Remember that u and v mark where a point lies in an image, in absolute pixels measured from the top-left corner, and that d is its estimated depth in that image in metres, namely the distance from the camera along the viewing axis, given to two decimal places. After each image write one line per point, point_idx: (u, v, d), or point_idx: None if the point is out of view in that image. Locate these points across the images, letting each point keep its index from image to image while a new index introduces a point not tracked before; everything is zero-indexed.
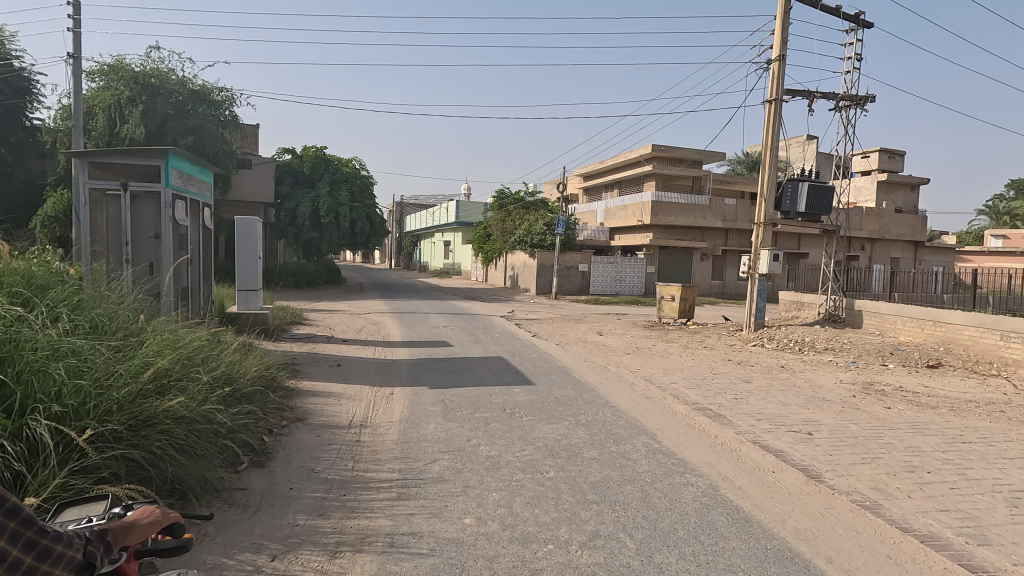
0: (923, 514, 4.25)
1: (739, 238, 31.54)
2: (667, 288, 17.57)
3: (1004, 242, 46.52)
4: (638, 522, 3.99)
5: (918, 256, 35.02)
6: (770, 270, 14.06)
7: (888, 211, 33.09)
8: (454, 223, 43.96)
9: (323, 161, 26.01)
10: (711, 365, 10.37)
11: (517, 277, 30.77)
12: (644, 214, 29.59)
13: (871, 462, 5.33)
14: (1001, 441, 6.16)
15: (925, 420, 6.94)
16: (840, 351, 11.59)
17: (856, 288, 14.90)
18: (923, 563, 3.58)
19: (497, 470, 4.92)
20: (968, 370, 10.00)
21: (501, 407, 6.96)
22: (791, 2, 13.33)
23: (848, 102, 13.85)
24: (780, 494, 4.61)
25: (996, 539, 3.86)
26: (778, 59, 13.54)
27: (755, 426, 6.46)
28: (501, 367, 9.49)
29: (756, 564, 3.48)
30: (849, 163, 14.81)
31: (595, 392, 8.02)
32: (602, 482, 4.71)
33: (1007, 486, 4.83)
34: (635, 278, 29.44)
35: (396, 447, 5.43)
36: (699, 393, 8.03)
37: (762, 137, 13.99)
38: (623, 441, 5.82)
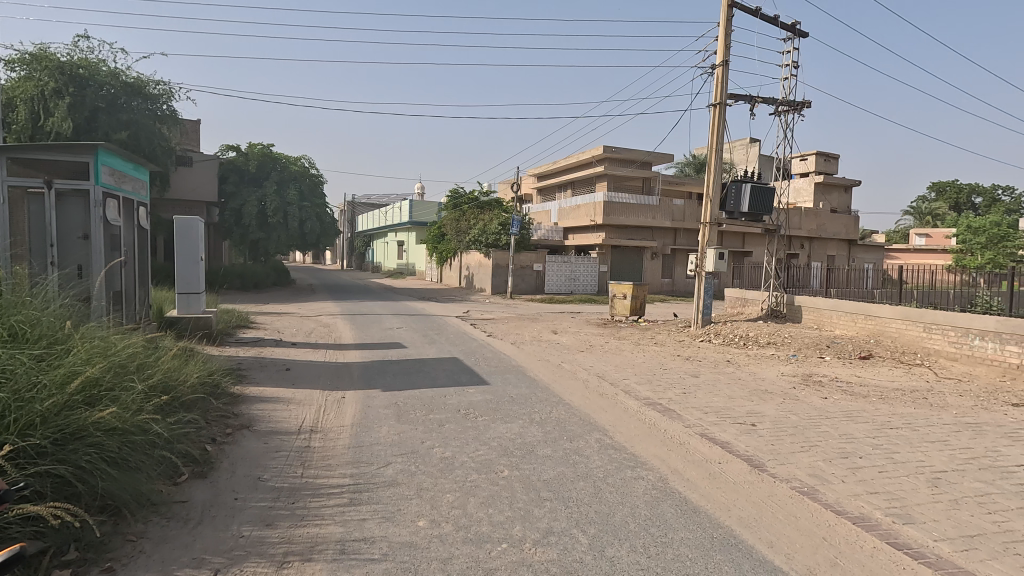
0: (855, 497, 4.51)
1: (688, 238, 32.55)
2: (619, 287, 17.91)
3: (927, 240, 49.79)
4: (591, 517, 4.06)
5: (852, 254, 37.06)
6: (715, 268, 14.58)
7: (824, 211, 34.90)
8: (408, 223, 43.40)
9: (269, 159, 25.19)
10: (661, 361, 10.64)
11: (472, 278, 30.67)
12: (596, 214, 30.02)
13: (808, 449, 5.61)
14: (924, 425, 6.62)
15: (857, 408, 7.37)
16: (781, 345, 12.13)
17: (795, 285, 15.65)
18: (854, 542, 3.81)
19: (451, 472, 4.89)
20: (896, 360, 10.67)
21: (455, 407, 6.93)
22: (733, 11, 13.86)
23: (786, 108, 14.53)
24: (726, 484, 4.78)
25: (920, 518, 4.14)
26: (721, 64, 14.04)
27: (702, 419, 6.68)
28: (456, 368, 9.44)
29: (702, 553, 3.61)
30: (788, 165, 15.52)
31: (549, 390, 8.10)
32: (555, 479, 4.76)
33: (929, 468, 5.19)
34: (588, 277, 29.90)
35: (347, 451, 5.31)
36: (649, 389, 8.22)
37: (707, 140, 14.47)
38: (576, 438, 5.91)
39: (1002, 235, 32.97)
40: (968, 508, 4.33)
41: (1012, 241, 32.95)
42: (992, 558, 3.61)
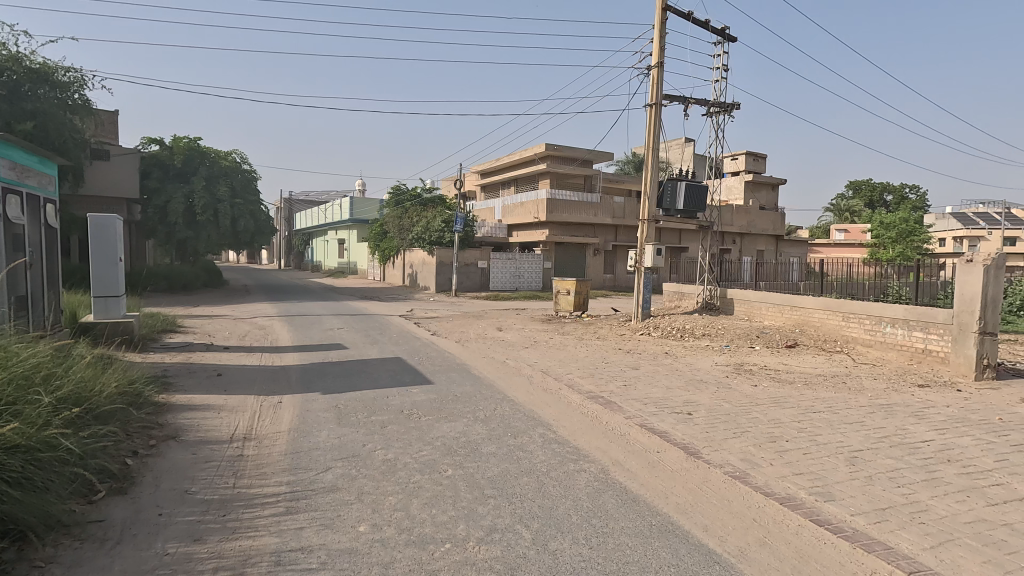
0: (782, 478, 4.78)
1: (628, 234, 33.42)
2: (562, 283, 18.15)
3: (846, 236, 53.32)
4: (534, 511, 4.09)
5: (780, 249, 39.22)
6: (653, 264, 15.03)
7: (754, 208, 36.72)
8: (348, 221, 42.23)
9: (197, 153, 23.77)
10: (603, 355, 10.88)
11: (415, 276, 30.25)
12: (539, 211, 30.24)
13: (740, 435, 5.89)
14: (843, 408, 7.10)
15: (784, 394, 7.81)
16: (715, 336, 12.69)
17: (728, 279, 16.38)
18: (781, 521, 4.03)
19: (394, 473, 4.80)
20: (818, 348, 11.39)
21: (398, 408, 6.81)
22: (667, 14, 14.29)
23: (717, 109, 15.16)
24: (664, 472, 4.94)
25: (839, 495, 4.44)
26: (656, 65, 14.46)
27: (641, 410, 6.88)
28: (399, 368, 9.28)
29: (642, 540, 3.71)
30: (720, 164, 16.18)
31: (493, 387, 8.10)
32: (499, 476, 4.76)
33: (848, 448, 5.57)
34: (533, 274, 30.15)
35: (284, 458, 5.11)
36: (591, 383, 8.40)
37: (644, 139, 14.88)
38: (520, 434, 5.94)
39: (910, 230, 35.81)
40: (880, 483, 4.68)
41: (919, 236, 35.84)
42: (902, 528, 3.90)
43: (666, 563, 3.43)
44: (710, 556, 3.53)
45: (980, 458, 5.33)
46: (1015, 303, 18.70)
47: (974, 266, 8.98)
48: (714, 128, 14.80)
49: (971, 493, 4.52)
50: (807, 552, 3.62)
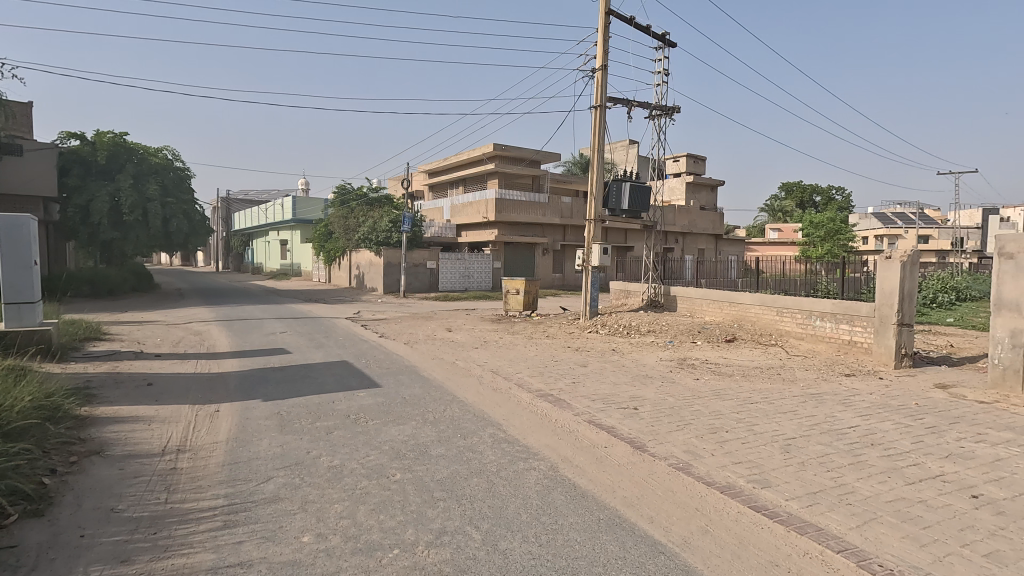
0: (723, 468, 4.97)
1: (575, 234, 33.95)
2: (512, 282, 18.20)
3: (779, 234, 56.19)
4: (484, 512, 4.07)
5: (719, 247, 40.88)
6: (600, 263, 15.31)
7: (695, 209, 38.10)
8: (290, 221, 40.80)
9: (123, 149, 22.30)
10: (553, 353, 11.00)
11: (362, 277, 29.59)
12: (488, 211, 30.21)
13: (683, 428, 6.09)
14: (777, 398, 7.48)
15: (724, 386, 8.14)
16: (660, 332, 13.08)
17: (671, 277, 16.89)
18: (721, 509, 4.19)
19: (340, 480, 4.66)
20: (755, 342, 11.95)
21: (344, 413, 6.63)
22: (610, 18, 14.60)
23: (659, 112, 15.62)
24: (612, 467, 5.03)
25: (774, 481, 4.66)
26: (601, 68, 14.75)
27: (589, 406, 6.99)
28: (345, 372, 9.05)
29: (590, 535, 3.76)
30: (662, 165, 16.66)
31: (443, 389, 8.02)
32: (448, 478, 4.72)
33: (782, 435, 5.87)
34: (482, 274, 30.12)
35: (222, 470, 4.87)
36: (541, 381, 8.47)
37: (590, 140, 15.15)
38: (470, 435, 5.91)
39: (837, 229, 38.17)
40: (812, 468, 4.94)
41: (844, 235, 38.23)
42: (831, 509, 4.14)
43: (613, 556, 3.50)
44: (656, 547, 3.63)
45: (898, 440, 5.74)
46: (928, 296, 20.27)
47: (892, 263, 9.64)
48: (656, 130, 15.24)
49: (891, 473, 4.85)
50: (746, 538, 3.77)
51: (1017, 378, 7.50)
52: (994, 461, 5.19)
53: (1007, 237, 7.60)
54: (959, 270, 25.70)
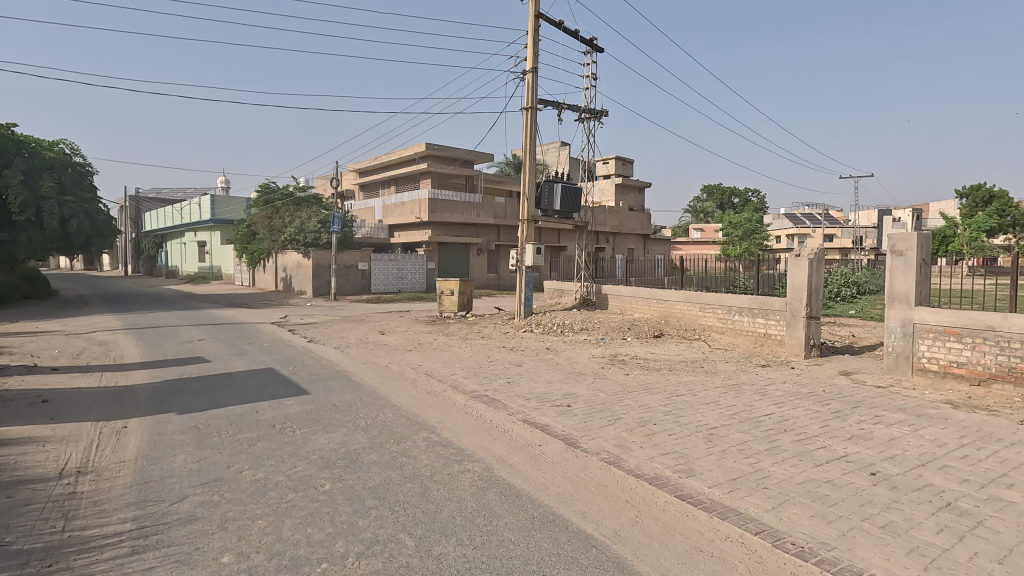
0: (651, 459, 5.14)
1: (509, 234, 34.16)
2: (446, 283, 18.04)
3: (702, 234, 59.08)
4: (417, 518, 3.99)
5: (648, 247, 42.45)
6: (533, 262, 15.47)
7: (624, 209, 39.36)
8: (209, 221, 38.46)
9: (11, 142, 20.10)
10: (487, 354, 11.00)
11: (289, 280, 28.37)
12: (421, 211, 29.78)
13: (614, 423, 6.26)
14: (701, 390, 7.86)
15: (652, 381, 8.46)
16: (592, 330, 13.41)
17: (603, 275, 17.35)
18: (650, 500, 4.34)
19: (264, 495, 4.42)
20: (680, 337, 12.51)
21: (268, 423, 6.31)
22: (539, 21, 14.78)
23: (588, 115, 15.99)
24: (545, 465, 5.08)
25: (698, 470, 4.88)
26: (531, 71, 14.90)
27: (524, 405, 7.04)
28: (270, 379, 8.63)
29: (525, 534, 3.78)
30: (592, 167, 17.06)
31: (375, 393, 7.82)
32: (381, 485, 4.60)
33: (705, 426, 6.16)
34: (416, 275, 29.69)
35: (129, 492, 4.49)
36: (475, 382, 8.45)
37: (522, 141, 15.28)
38: (403, 439, 5.79)
39: (754, 229, 40.52)
40: (732, 456, 5.22)
41: (760, 234, 40.79)
42: (750, 494, 4.38)
43: (546, 553, 3.53)
44: (588, 541, 3.70)
45: (809, 425, 6.18)
46: (833, 290, 22.00)
47: (801, 260, 10.38)
48: (586, 133, 15.60)
49: (802, 457, 5.21)
50: (672, 527, 3.92)
51: (908, 363, 8.27)
52: (889, 440, 5.70)
53: (898, 235, 8.36)
54: (859, 265, 28.03)
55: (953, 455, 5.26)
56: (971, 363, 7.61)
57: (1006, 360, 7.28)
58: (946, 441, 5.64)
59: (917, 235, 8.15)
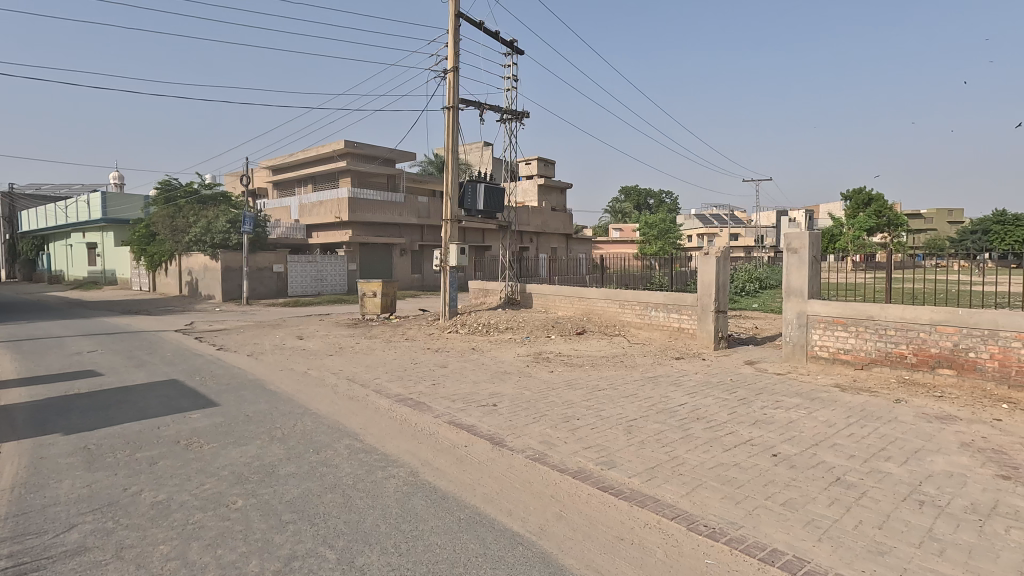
0: (575, 454, 5.28)
1: (433, 234, 33.79)
2: (368, 285, 17.56)
3: (621, 233, 61.41)
4: (339, 530, 3.85)
5: (570, 246, 43.53)
6: (458, 263, 15.38)
7: (547, 209, 40.10)
8: (100, 221, 35.04)
9: None
10: (412, 356, 10.82)
11: (195, 284, 26.45)
12: (340, 211, 28.75)
13: (539, 420, 6.36)
14: (621, 384, 8.16)
15: (575, 377, 8.67)
16: (517, 329, 13.54)
17: (526, 274, 17.56)
18: (574, 494, 4.44)
19: (167, 518, 4.08)
20: (602, 333, 12.93)
21: (172, 440, 5.84)
22: (460, 21, 14.72)
23: (510, 116, 16.13)
24: (471, 466, 5.07)
25: (619, 461, 5.06)
26: (452, 70, 14.81)
27: (450, 407, 6.99)
28: (174, 392, 7.99)
29: (452, 536, 3.75)
30: (514, 168, 17.23)
31: (292, 401, 7.46)
32: (299, 498, 4.39)
33: (625, 418, 6.39)
34: (336, 276, 28.67)
35: (4, 526, 3.99)
36: (400, 385, 8.27)
37: (444, 141, 15.14)
38: (323, 448, 5.57)
39: (667, 229, 42.83)
40: (650, 445, 5.46)
41: (673, 233, 43.03)
42: (666, 481, 4.61)
43: (473, 554, 3.52)
44: (514, 539, 3.73)
45: (718, 413, 6.59)
46: (738, 285, 23.60)
47: (710, 258, 11.02)
48: (508, 134, 15.70)
49: (713, 443, 5.55)
50: (595, 518, 4.04)
51: (803, 351, 9.04)
52: (788, 423, 6.20)
53: (793, 234, 9.10)
54: (762, 262, 30.28)
55: (842, 434, 5.81)
56: (855, 349, 8.43)
57: (883, 345, 8.13)
58: (835, 421, 6.22)
59: (809, 234, 8.91)
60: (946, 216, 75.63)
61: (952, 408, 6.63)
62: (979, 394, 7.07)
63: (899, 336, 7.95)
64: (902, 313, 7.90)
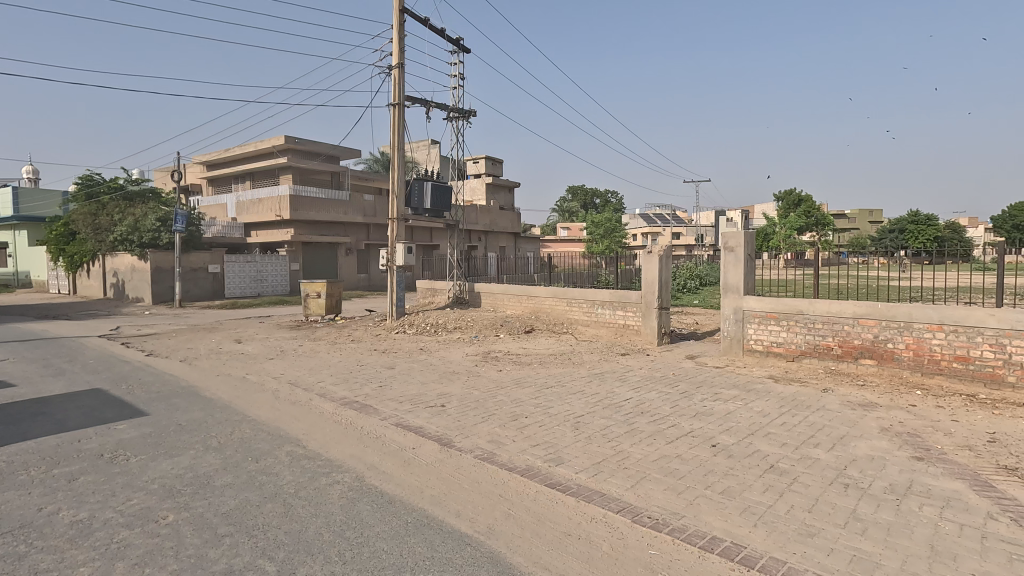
0: (523, 452, 5.30)
1: (379, 232, 33.13)
2: (311, 285, 17.01)
3: (568, 232, 62.36)
4: (279, 540, 3.70)
5: (519, 245, 43.75)
6: (404, 262, 15.13)
7: (495, 208, 40.11)
8: (10, 219, 32.27)
9: None
10: (358, 358, 10.57)
11: (121, 286, 24.82)
12: (281, 208, 27.69)
13: (488, 419, 6.34)
14: (568, 381, 8.27)
15: (523, 375, 8.73)
16: (465, 328, 13.48)
17: (475, 273, 17.50)
18: (522, 492, 4.45)
19: (87, 537, 3.80)
20: (550, 331, 13.06)
21: (95, 453, 5.45)
22: (404, 16, 14.48)
23: (456, 114, 16.01)
24: (419, 468, 5.00)
25: (566, 457, 5.13)
26: (397, 66, 14.55)
27: (397, 409, 6.87)
28: (97, 401, 7.46)
29: (398, 541, 3.68)
30: (461, 167, 17.13)
31: (229, 408, 7.11)
32: (236, 509, 4.19)
33: (572, 415, 6.48)
34: (277, 277, 27.63)
35: None
36: (345, 388, 8.06)
37: (389, 138, 14.87)
38: (263, 456, 5.34)
39: (613, 228, 43.71)
40: (596, 441, 5.57)
41: (618, 233, 44.06)
42: (612, 475, 4.70)
43: (420, 557, 3.48)
44: (462, 540, 3.71)
45: (662, 407, 6.78)
46: (680, 282, 24.41)
47: (653, 256, 11.32)
48: (455, 132, 15.56)
49: (656, 436, 5.71)
50: (543, 515, 4.07)
51: (740, 345, 9.45)
52: (726, 414, 6.46)
53: (729, 233, 9.48)
54: (702, 260, 31.49)
55: (774, 423, 6.12)
56: (787, 342, 8.90)
57: (812, 338, 8.62)
58: (768, 411, 6.54)
59: (744, 234, 9.31)
60: (867, 216, 81.11)
61: (873, 396, 7.11)
62: (896, 382, 7.61)
63: (826, 329, 8.46)
64: (829, 307, 8.39)
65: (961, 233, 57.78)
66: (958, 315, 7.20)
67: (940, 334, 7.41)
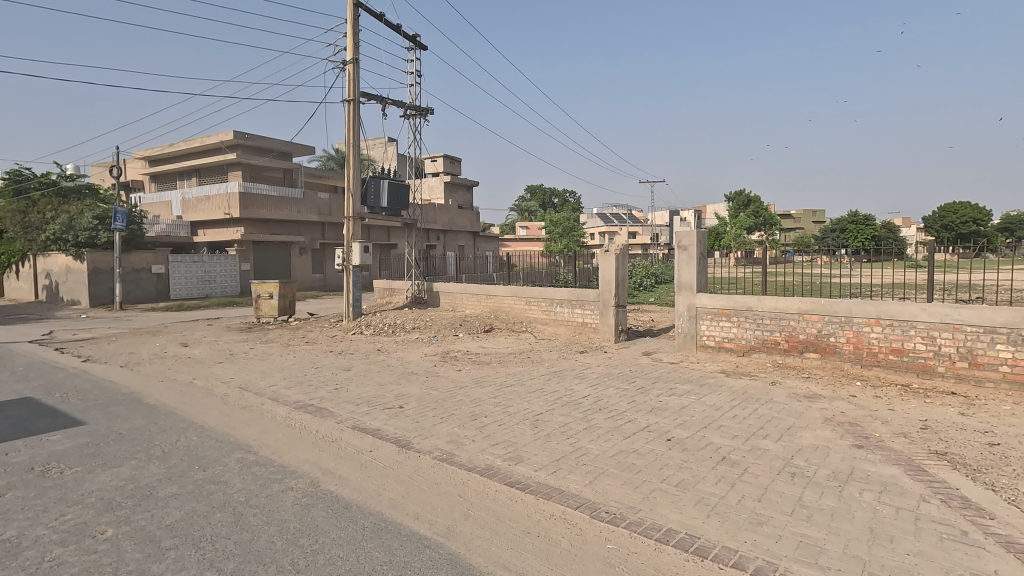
0: (482, 451, 5.28)
1: (334, 231, 32.37)
2: (263, 286, 16.44)
3: (527, 231, 62.71)
4: (229, 551, 3.56)
5: (478, 244, 43.57)
6: (361, 261, 14.82)
7: (453, 207, 39.76)
8: None
9: None
10: (312, 360, 10.30)
11: (55, 288, 23.37)
12: (230, 207, 26.66)
13: (446, 420, 6.28)
14: (527, 380, 8.30)
15: (481, 374, 8.71)
16: (424, 328, 13.34)
17: (433, 272, 17.31)
18: (481, 492, 4.42)
19: (16, 557, 3.55)
20: (509, 330, 13.07)
21: (26, 467, 5.09)
22: (359, 11, 14.19)
23: (413, 112, 15.81)
24: (377, 471, 4.90)
25: (525, 456, 5.13)
26: (352, 61, 14.25)
27: (353, 411, 6.72)
28: (27, 411, 6.98)
29: (354, 547, 3.60)
30: (419, 166, 16.90)
31: (175, 415, 6.81)
32: (182, 520, 4.00)
33: (531, 413, 6.50)
34: (226, 277, 26.61)
35: None
36: (298, 391, 7.83)
37: (345, 134, 14.55)
38: (211, 464, 5.12)
39: (571, 228, 44.19)
40: (555, 438, 5.61)
41: (576, 233, 44.64)
42: (570, 471, 4.74)
43: (378, 562, 3.41)
44: (421, 542, 3.66)
45: (619, 403, 6.89)
46: (636, 281, 24.86)
47: (610, 255, 11.47)
48: (412, 130, 15.35)
49: (614, 432, 5.79)
50: (502, 514, 4.06)
51: (693, 342, 9.71)
52: (681, 409, 6.63)
53: (683, 232, 9.69)
54: (657, 258, 32.12)
55: (726, 416, 6.31)
56: (737, 338, 9.20)
57: (761, 333, 8.94)
58: (721, 405, 6.74)
59: (697, 232, 9.54)
60: (811, 216, 84.94)
61: (816, 388, 7.45)
62: (839, 374, 7.98)
63: (773, 325, 8.80)
64: (776, 304, 8.73)
65: (895, 233, 61.31)
66: (894, 309, 7.62)
67: (878, 328, 7.82)
